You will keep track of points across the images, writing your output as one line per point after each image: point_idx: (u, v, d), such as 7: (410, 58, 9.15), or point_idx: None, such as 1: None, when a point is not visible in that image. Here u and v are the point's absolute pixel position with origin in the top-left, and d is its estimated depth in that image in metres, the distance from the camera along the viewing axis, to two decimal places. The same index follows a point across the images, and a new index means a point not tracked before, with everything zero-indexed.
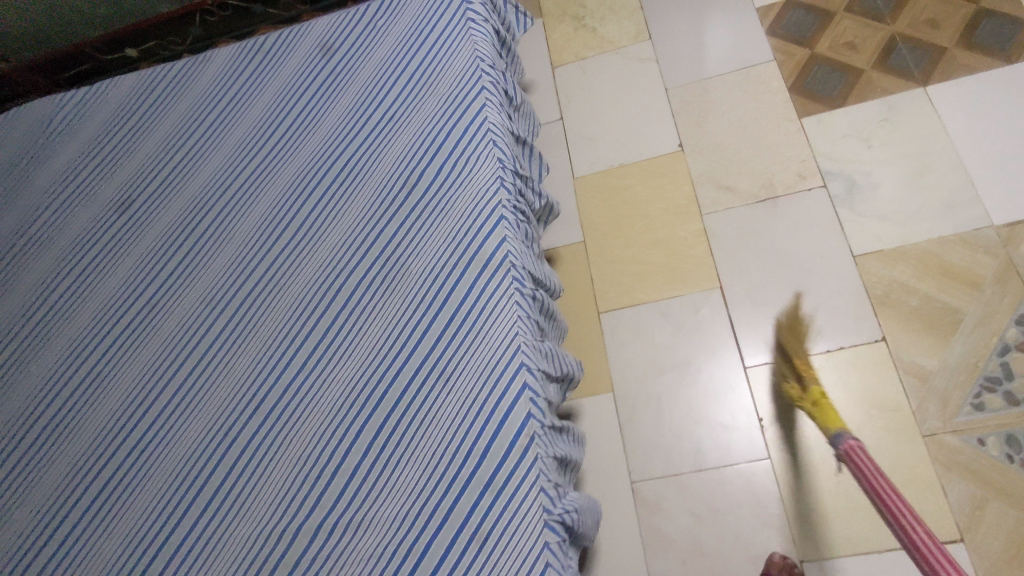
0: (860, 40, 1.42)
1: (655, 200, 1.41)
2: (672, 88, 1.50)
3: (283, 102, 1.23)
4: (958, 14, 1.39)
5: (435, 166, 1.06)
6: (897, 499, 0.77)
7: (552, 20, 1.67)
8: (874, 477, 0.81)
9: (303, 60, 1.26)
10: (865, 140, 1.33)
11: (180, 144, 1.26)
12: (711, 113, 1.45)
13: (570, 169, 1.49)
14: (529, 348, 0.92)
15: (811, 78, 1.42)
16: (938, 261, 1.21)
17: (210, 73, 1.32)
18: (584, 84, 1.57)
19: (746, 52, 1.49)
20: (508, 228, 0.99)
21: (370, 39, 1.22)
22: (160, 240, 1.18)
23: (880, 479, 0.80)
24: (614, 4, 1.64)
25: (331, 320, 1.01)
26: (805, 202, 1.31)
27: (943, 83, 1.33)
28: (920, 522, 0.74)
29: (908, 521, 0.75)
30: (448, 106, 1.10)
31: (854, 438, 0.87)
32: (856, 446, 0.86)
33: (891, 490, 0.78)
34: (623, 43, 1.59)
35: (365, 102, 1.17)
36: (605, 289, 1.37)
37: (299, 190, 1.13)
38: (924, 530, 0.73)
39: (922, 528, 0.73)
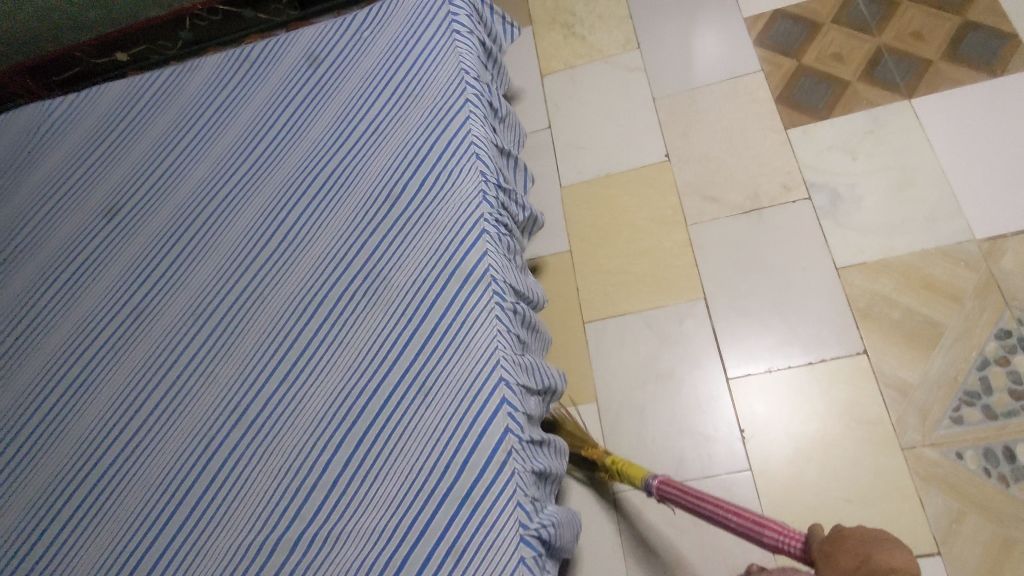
0: (847, 51, 1.42)
1: (641, 210, 1.41)
2: (660, 98, 1.50)
3: (270, 112, 1.23)
4: (944, 26, 1.39)
5: (418, 179, 1.06)
6: (705, 501, 0.90)
7: (542, 28, 1.68)
8: (682, 497, 0.93)
9: (289, 69, 1.26)
10: (849, 152, 1.34)
11: (167, 153, 1.26)
12: (697, 123, 1.45)
13: (557, 179, 1.49)
14: (508, 362, 0.93)
15: (798, 90, 1.42)
16: (921, 274, 1.21)
17: (197, 82, 1.32)
18: (572, 93, 1.57)
19: (734, 62, 1.49)
20: (490, 242, 1.00)
21: (356, 49, 1.22)
22: (146, 249, 1.18)
23: (687, 495, 0.93)
24: (604, 13, 1.64)
25: (313, 332, 1.01)
26: (789, 214, 1.32)
27: (928, 96, 1.34)
28: (726, 502, 0.88)
29: (722, 512, 0.87)
30: (432, 118, 1.11)
31: (655, 475, 1.00)
32: (662, 480, 0.99)
33: (698, 497, 0.91)
34: (612, 52, 1.59)
35: (351, 113, 1.17)
36: (591, 299, 1.37)
37: (284, 201, 1.14)
38: (735, 512, 0.86)
39: (733, 511, 0.86)
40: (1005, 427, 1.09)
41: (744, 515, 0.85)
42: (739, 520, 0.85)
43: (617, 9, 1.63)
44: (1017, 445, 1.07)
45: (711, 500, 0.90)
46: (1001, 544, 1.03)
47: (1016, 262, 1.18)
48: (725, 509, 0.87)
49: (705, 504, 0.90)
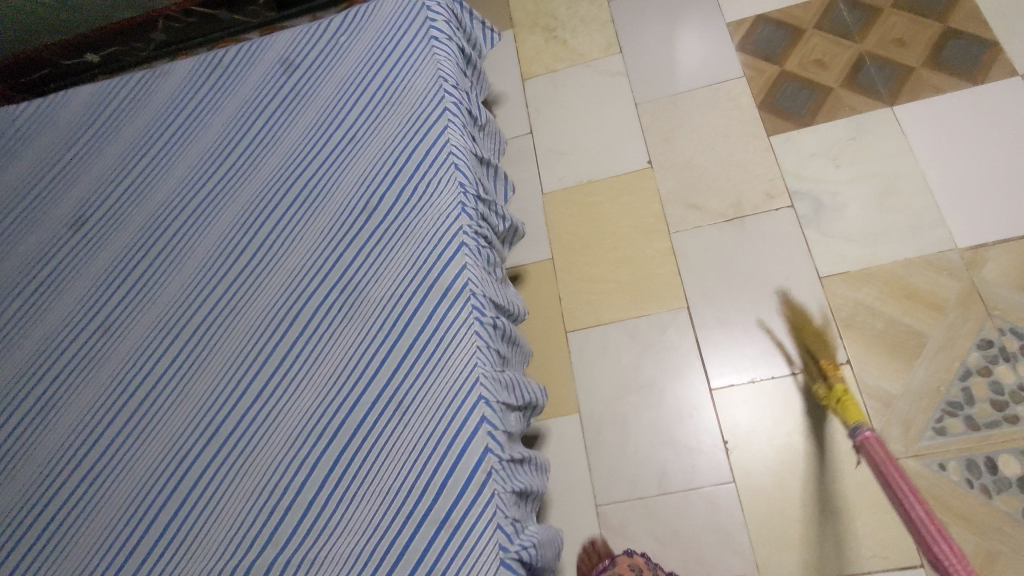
0: (829, 58, 1.42)
1: (624, 218, 1.40)
2: (643, 103, 1.49)
3: (243, 119, 1.20)
4: (926, 33, 1.38)
5: (396, 190, 1.04)
6: (895, 474, 0.73)
7: (523, 31, 1.65)
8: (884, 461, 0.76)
9: (263, 76, 1.23)
10: (832, 159, 1.33)
11: (137, 162, 1.22)
12: (680, 129, 1.44)
13: (538, 185, 1.47)
14: (488, 380, 0.90)
15: (780, 96, 1.41)
16: (903, 284, 1.21)
17: (168, 88, 1.28)
18: (554, 97, 1.55)
19: (716, 67, 1.48)
20: (469, 255, 0.97)
21: (332, 55, 1.19)
22: (114, 261, 1.14)
23: (889, 462, 0.75)
24: (585, 17, 1.62)
25: (288, 348, 0.98)
26: (773, 222, 1.31)
27: (910, 103, 1.33)
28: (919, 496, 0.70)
29: (903, 494, 0.71)
30: (410, 128, 1.08)
31: (868, 426, 0.81)
32: (867, 430, 0.81)
33: (894, 467, 0.74)
34: (594, 57, 1.57)
35: (326, 122, 1.14)
36: (573, 308, 1.35)
37: (257, 211, 1.11)
38: (923, 507, 0.69)
39: (920, 504, 0.69)
40: (988, 438, 1.09)
41: (933, 517, 0.68)
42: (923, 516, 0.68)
43: (599, 12, 1.61)
44: (999, 456, 1.07)
45: (898, 479, 0.72)
46: (983, 556, 1.02)
47: (997, 272, 1.17)
48: (911, 495, 0.70)
49: (901, 483, 0.71)
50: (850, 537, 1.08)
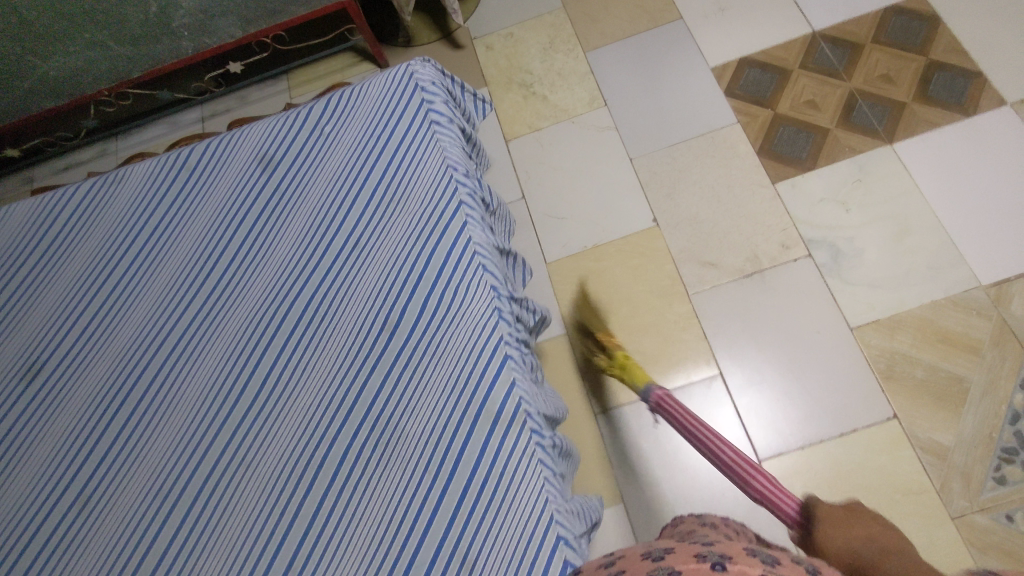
0: (820, 98, 1.40)
1: (637, 282, 1.32)
2: (637, 157, 1.42)
3: (222, 228, 1.06)
4: (911, 66, 1.39)
5: (420, 300, 0.93)
6: (699, 427, 0.89)
7: (498, 89, 1.57)
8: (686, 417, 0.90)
9: (238, 175, 1.09)
10: (841, 203, 1.30)
11: (99, 287, 1.06)
12: (681, 183, 1.38)
13: (540, 253, 1.38)
14: (563, 516, 0.79)
15: (778, 140, 1.38)
16: (935, 327, 1.18)
17: (125, 195, 1.12)
18: (542, 158, 1.47)
19: (708, 115, 1.43)
20: (515, 368, 0.87)
21: (317, 148, 1.07)
22: (86, 411, 0.97)
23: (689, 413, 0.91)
24: (563, 69, 1.55)
25: (321, 499, 0.85)
26: (792, 274, 1.26)
27: (909, 139, 1.32)
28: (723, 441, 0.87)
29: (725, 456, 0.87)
30: (423, 227, 0.97)
31: (658, 387, 0.95)
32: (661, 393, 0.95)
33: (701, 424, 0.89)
34: (579, 111, 1.50)
35: (322, 227, 1.02)
36: (599, 386, 1.26)
37: (256, 335, 0.97)
38: (729, 449, 0.86)
39: (731, 450, 0.86)
40: None
41: (739, 454, 0.86)
42: (733, 458, 0.86)
43: (576, 64, 1.55)
44: None
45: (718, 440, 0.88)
46: None
47: None
48: (719, 442, 0.87)
49: (716, 440, 0.87)
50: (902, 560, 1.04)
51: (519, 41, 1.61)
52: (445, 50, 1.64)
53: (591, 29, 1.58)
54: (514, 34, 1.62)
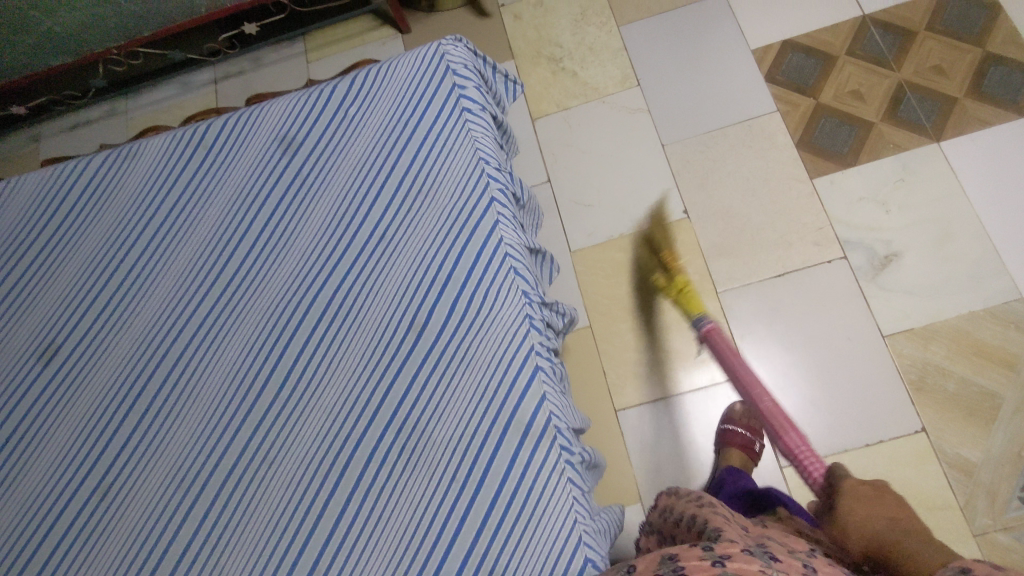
0: (866, 88, 1.33)
1: (664, 276, 1.28)
2: (670, 143, 1.36)
3: (241, 212, 1.01)
4: (965, 58, 1.31)
5: (449, 302, 0.89)
6: (747, 372, 0.92)
7: (525, 63, 1.49)
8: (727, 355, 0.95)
9: (257, 156, 1.03)
10: (881, 203, 1.25)
11: (113, 268, 1.02)
12: (715, 173, 1.32)
13: (564, 241, 1.33)
14: (591, 537, 0.78)
15: (819, 132, 1.31)
16: (971, 339, 1.14)
17: (140, 171, 1.07)
18: (569, 140, 1.41)
19: (746, 101, 1.36)
20: (546, 380, 0.84)
21: (341, 131, 1.02)
22: (102, 398, 0.95)
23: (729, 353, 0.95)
24: (595, 44, 1.47)
25: (344, 504, 0.83)
26: (826, 277, 1.22)
27: (957, 138, 1.26)
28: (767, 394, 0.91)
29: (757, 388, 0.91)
30: (453, 223, 0.92)
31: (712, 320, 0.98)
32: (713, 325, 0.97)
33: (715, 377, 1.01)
34: (610, 91, 1.43)
35: (347, 217, 0.97)
36: (620, 382, 1.23)
37: (277, 328, 0.94)
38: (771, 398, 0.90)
39: (769, 393, 0.90)
40: None
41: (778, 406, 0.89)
42: (772, 402, 0.89)
43: (609, 39, 1.47)
44: None
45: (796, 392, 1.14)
46: None
47: None
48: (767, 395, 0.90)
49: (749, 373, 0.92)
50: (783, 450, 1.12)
51: (549, 10, 1.52)
52: (471, 18, 1.56)
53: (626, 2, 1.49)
54: (544, 3, 1.53)
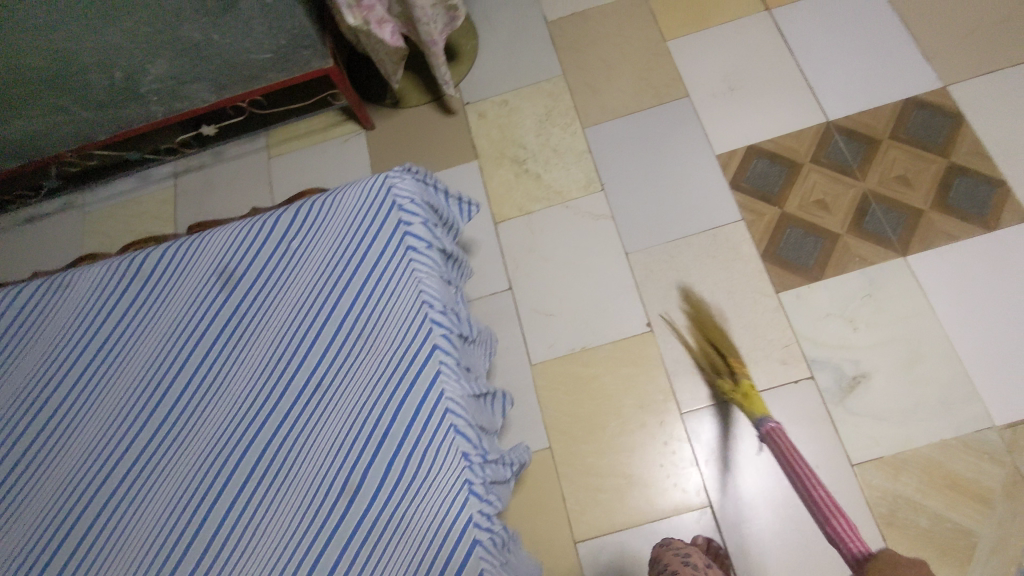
0: (831, 198, 1.31)
1: (627, 394, 1.23)
2: (634, 252, 1.33)
3: (172, 352, 0.95)
4: (929, 169, 1.30)
5: (383, 464, 0.83)
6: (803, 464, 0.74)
7: (489, 164, 1.47)
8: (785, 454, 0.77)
9: (193, 289, 0.98)
10: (847, 320, 1.21)
11: (39, 410, 0.97)
12: (679, 284, 1.29)
13: (524, 353, 1.29)
14: None
15: (785, 244, 1.29)
16: (943, 471, 1.10)
17: (72, 302, 1.02)
18: (532, 245, 1.38)
19: (710, 209, 1.34)
20: (485, 556, 0.78)
21: (281, 266, 0.96)
22: (19, 556, 0.89)
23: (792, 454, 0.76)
24: (559, 146, 1.45)
25: None
26: (791, 399, 1.18)
27: (924, 253, 1.24)
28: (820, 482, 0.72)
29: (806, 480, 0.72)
30: (392, 375, 0.86)
31: (773, 418, 0.82)
32: (775, 423, 0.82)
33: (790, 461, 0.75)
34: (573, 195, 1.40)
35: (282, 363, 0.91)
36: (580, 510, 1.17)
37: (203, 484, 0.87)
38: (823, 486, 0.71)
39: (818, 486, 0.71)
40: None
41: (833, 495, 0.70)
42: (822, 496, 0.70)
43: (573, 141, 1.45)
44: None
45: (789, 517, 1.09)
46: None
47: None
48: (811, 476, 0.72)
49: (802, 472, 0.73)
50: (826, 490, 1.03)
51: (514, 110, 1.50)
52: (435, 115, 1.53)
53: (591, 102, 1.48)
54: (508, 102, 1.51)
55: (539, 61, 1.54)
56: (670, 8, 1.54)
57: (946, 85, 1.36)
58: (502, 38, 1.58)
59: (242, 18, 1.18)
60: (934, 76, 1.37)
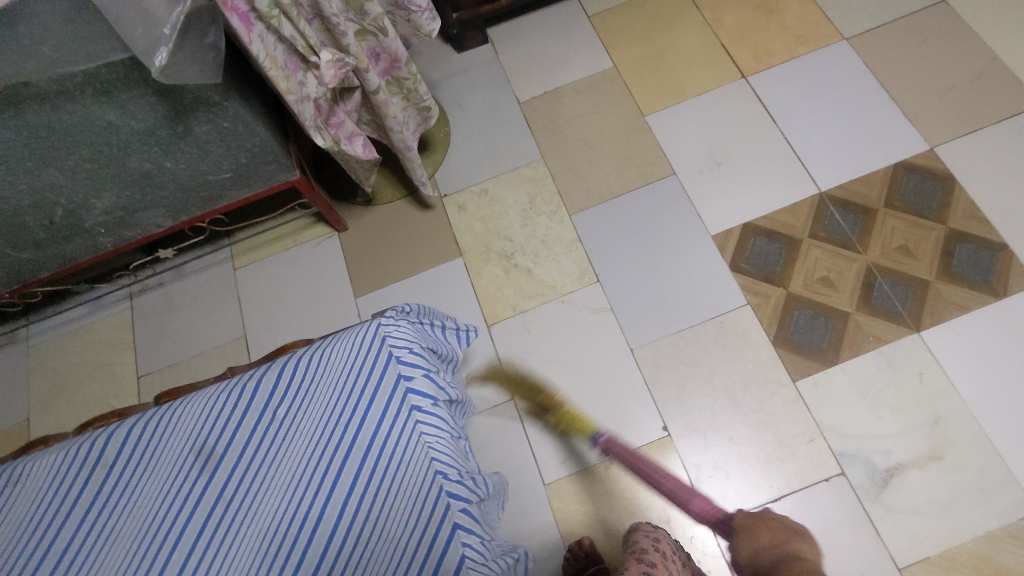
0: (835, 275, 1.26)
1: (652, 508, 1.15)
2: (639, 347, 1.26)
3: (145, 554, 0.81)
4: (930, 237, 1.27)
5: None
6: (646, 464, 0.96)
7: (475, 260, 1.38)
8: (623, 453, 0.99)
9: (166, 474, 0.84)
10: (870, 407, 1.16)
11: None
12: (690, 380, 1.22)
13: (536, 473, 1.20)
14: None
15: (795, 327, 1.23)
16: (994, 566, 1.04)
17: (20, 501, 0.87)
18: (530, 347, 1.29)
19: (714, 295, 1.28)
20: None
21: (268, 437, 0.84)
22: None
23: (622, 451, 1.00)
24: (547, 236, 1.38)
25: None
26: (825, 502, 1.11)
27: (937, 326, 1.20)
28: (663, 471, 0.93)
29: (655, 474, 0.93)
30: (410, 564, 0.75)
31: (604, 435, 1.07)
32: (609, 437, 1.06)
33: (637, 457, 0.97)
34: (568, 288, 1.33)
35: (278, 559, 0.77)
36: None
37: None
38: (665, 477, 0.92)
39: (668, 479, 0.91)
40: None
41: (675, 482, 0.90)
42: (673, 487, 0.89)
43: (561, 229, 1.38)
44: None
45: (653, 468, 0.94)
46: None
47: None
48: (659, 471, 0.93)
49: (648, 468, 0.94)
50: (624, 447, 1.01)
51: (495, 200, 1.43)
52: (412, 210, 1.44)
53: (575, 187, 1.41)
54: (487, 192, 1.44)
55: (516, 147, 1.47)
56: (645, 81, 1.49)
57: (933, 147, 1.34)
58: (474, 124, 1.51)
59: (196, 143, 1.08)
60: (920, 138, 1.35)
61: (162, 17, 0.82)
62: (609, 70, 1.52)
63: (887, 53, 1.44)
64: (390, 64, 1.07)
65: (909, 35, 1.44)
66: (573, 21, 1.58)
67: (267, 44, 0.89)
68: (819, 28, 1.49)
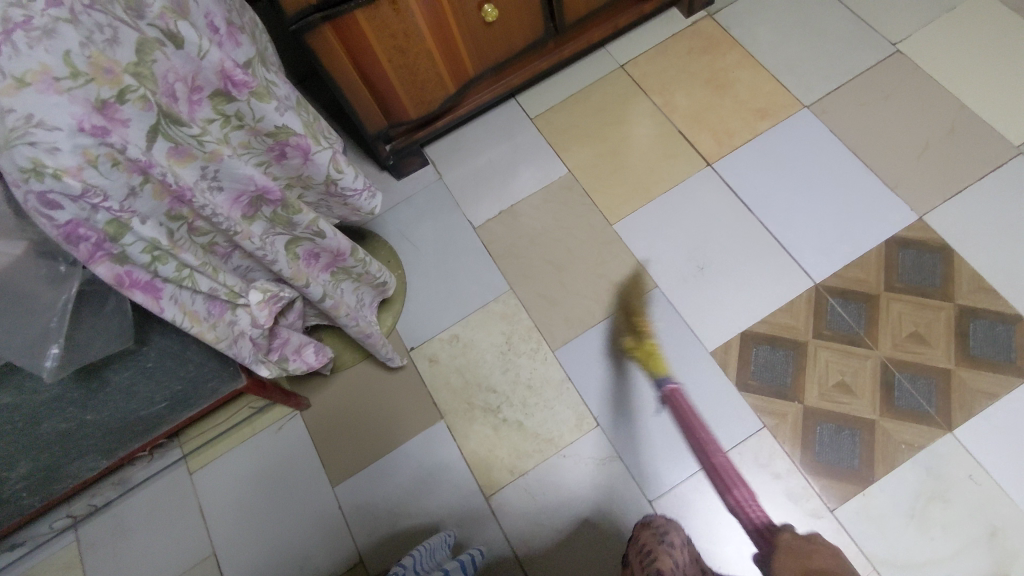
0: (850, 378, 1.16)
1: None
2: (658, 498, 1.13)
3: None
4: (940, 318, 1.18)
5: None
6: (699, 427, 1.14)
7: (459, 419, 1.24)
8: (687, 416, 1.14)
9: None
10: (919, 527, 1.06)
11: None
12: (722, 527, 1.10)
13: None
14: None
15: (821, 447, 1.13)
16: None
17: None
18: (538, 514, 1.15)
19: (727, 420, 1.17)
20: None
21: None
22: None
23: (689, 415, 1.15)
24: (532, 380, 1.25)
25: None
26: None
27: (970, 421, 1.10)
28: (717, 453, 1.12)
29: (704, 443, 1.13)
30: None
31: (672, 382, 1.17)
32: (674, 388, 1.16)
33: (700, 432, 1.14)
34: (567, 438, 1.20)
35: None
36: None
37: None
38: (719, 456, 1.12)
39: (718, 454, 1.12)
40: None
41: (725, 464, 1.11)
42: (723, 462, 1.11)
43: (547, 369, 1.25)
44: None
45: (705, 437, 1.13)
46: None
47: None
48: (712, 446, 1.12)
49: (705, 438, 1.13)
50: (685, 405, 1.15)
51: (468, 345, 1.29)
52: (379, 371, 1.30)
53: (553, 317, 1.29)
54: (458, 337, 1.30)
55: (481, 280, 1.34)
56: (605, 184, 1.38)
57: (922, 216, 1.25)
58: (430, 260, 1.37)
59: (117, 389, 0.91)
60: (907, 208, 1.26)
61: (49, 304, 0.68)
62: (564, 176, 1.40)
63: (852, 116, 1.36)
64: (333, 258, 0.93)
65: (870, 94, 1.37)
66: (515, 127, 1.47)
67: (182, 301, 0.74)
68: (777, 97, 1.40)
